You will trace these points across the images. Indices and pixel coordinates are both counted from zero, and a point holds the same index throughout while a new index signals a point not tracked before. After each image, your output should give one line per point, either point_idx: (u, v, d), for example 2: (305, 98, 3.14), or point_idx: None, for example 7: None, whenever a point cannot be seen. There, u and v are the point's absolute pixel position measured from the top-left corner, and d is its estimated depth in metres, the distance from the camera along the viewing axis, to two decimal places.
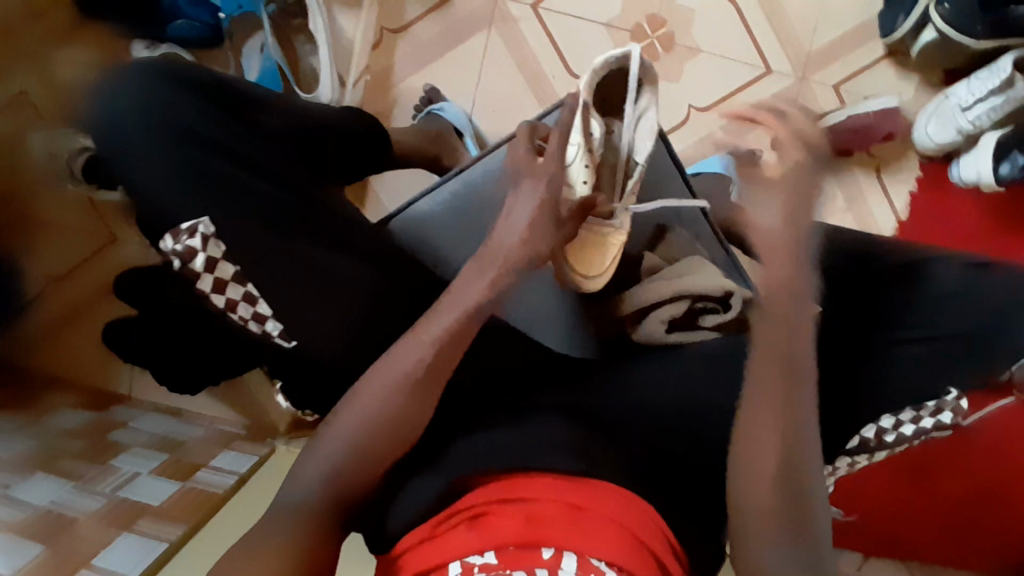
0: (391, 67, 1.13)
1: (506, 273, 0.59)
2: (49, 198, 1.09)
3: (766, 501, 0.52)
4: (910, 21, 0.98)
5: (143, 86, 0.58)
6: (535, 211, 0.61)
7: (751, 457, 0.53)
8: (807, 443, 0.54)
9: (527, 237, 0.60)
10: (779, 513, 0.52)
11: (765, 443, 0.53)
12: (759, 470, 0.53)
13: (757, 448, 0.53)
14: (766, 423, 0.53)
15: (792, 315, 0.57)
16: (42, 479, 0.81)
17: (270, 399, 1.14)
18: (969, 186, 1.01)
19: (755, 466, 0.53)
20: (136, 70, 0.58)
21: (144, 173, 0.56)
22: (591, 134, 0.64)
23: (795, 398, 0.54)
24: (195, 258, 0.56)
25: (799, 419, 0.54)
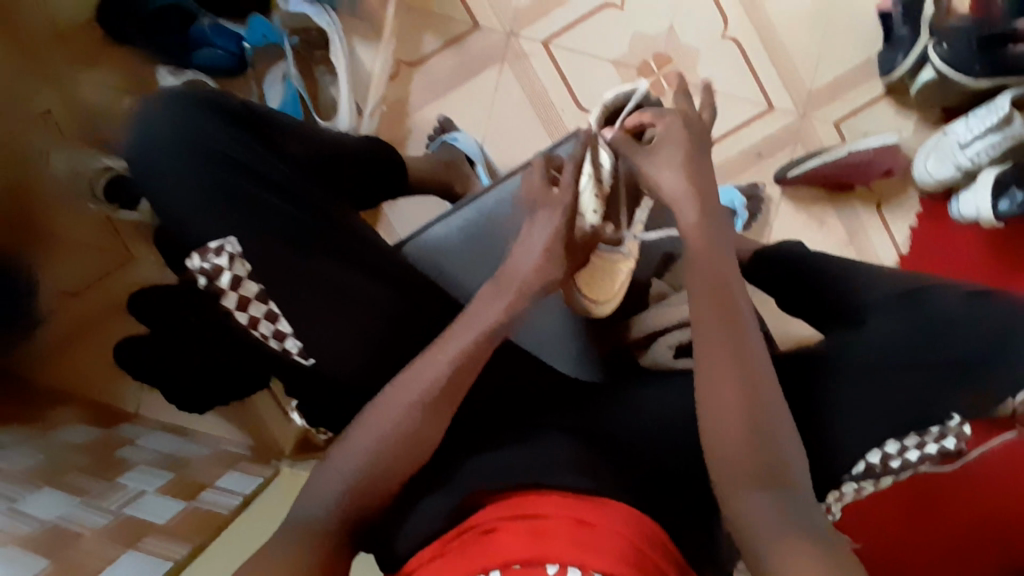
0: (407, 98, 1.17)
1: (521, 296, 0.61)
2: (69, 215, 1.12)
3: (746, 464, 0.49)
4: (909, 60, 1.03)
5: (177, 114, 0.61)
6: (547, 234, 0.63)
7: (716, 422, 0.51)
8: (772, 400, 0.52)
9: (540, 261, 0.62)
10: (755, 473, 0.49)
11: (726, 403, 0.51)
12: (727, 434, 0.50)
13: (717, 410, 0.51)
14: (718, 380, 0.52)
15: (725, 274, 0.57)
16: (46, 493, 0.81)
17: (278, 420, 1.15)
18: (969, 222, 1.03)
19: (721, 423, 0.51)
20: (171, 99, 0.62)
21: (177, 195, 0.59)
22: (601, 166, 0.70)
23: (745, 353, 0.53)
24: (221, 276, 0.59)
25: (755, 371, 0.52)
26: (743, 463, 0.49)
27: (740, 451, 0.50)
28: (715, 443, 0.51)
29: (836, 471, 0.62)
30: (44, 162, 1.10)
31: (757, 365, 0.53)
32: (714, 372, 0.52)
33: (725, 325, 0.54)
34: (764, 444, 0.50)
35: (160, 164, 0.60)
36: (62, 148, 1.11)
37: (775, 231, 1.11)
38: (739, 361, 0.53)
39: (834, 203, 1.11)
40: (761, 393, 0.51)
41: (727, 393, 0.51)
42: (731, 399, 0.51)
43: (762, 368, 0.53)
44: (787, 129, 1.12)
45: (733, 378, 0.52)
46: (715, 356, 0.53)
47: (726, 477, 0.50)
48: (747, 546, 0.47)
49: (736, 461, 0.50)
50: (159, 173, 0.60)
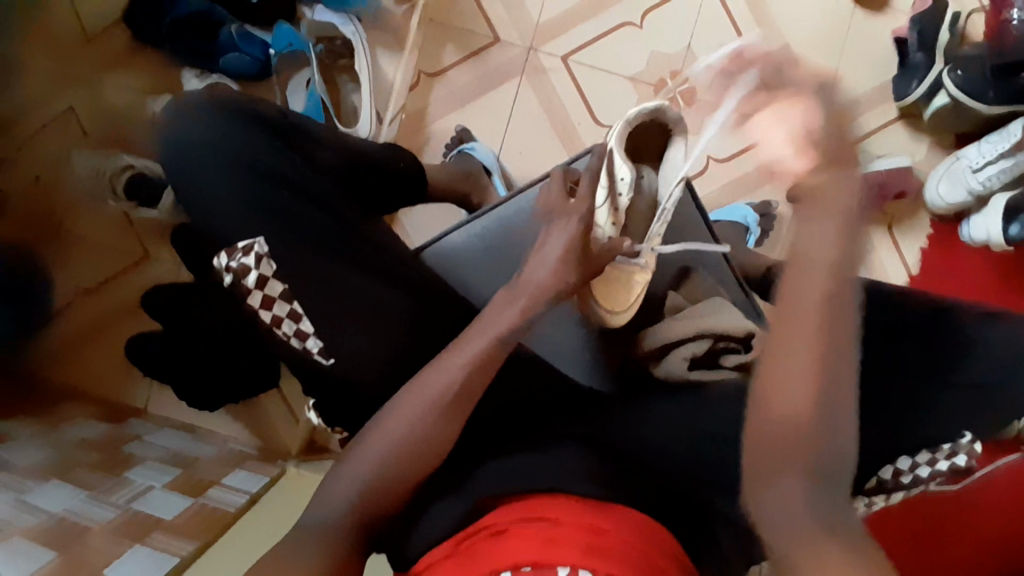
0: (426, 107, 1.19)
1: (536, 303, 0.61)
2: (90, 213, 1.14)
3: (795, 446, 0.50)
4: (923, 85, 1.05)
5: (213, 124, 0.64)
6: (563, 243, 0.64)
7: (781, 396, 0.51)
8: (839, 391, 0.52)
9: (559, 270, 0.62)
10: (807, 461, 0.50)
11: (795, 383, 0.51)
12: (789, 414, 0.51)
13: (788, 386, 0.51)
14: (797, 359, 0.52)
15: (831, 273, 0.55)
16: (56, 487, 0.81)
17: (286, 422, 1.15)
18: (978, 245, 1.04)
19: (790, 405, 0.51)
20: (207, 107, 0.65)
21: (215, 202, 0.63)
22: (619, 178, 0.69)
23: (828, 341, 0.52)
24: (248, 275, 0.61)
25: (833, 362, 0.52)
26: (789, 443, 0.50)
27: (791, 431, 0.51)
28: (773, 414, 0.51)
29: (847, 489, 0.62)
30: (65, 161, 1.13)
31: (831, 354, 0.52)
32: (794, 349, 0.52)
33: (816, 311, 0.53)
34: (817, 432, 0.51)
35: (200, 172, 0.63)
36: (88, 149, 1.13)
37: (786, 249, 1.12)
38: (819, 344, 0.52)
39: None
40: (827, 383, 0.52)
41: (799, 372, 0.51)
42: (802, 380, 0.51)
43: (838, 358, 0.52)
44: None
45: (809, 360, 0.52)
46: (799, 334, 0.52)
47: (771, 450, 0.51)
48: (770, 523, 0.49)
49: (787, 441, 0.51)
50: (201, 180, 0.63)
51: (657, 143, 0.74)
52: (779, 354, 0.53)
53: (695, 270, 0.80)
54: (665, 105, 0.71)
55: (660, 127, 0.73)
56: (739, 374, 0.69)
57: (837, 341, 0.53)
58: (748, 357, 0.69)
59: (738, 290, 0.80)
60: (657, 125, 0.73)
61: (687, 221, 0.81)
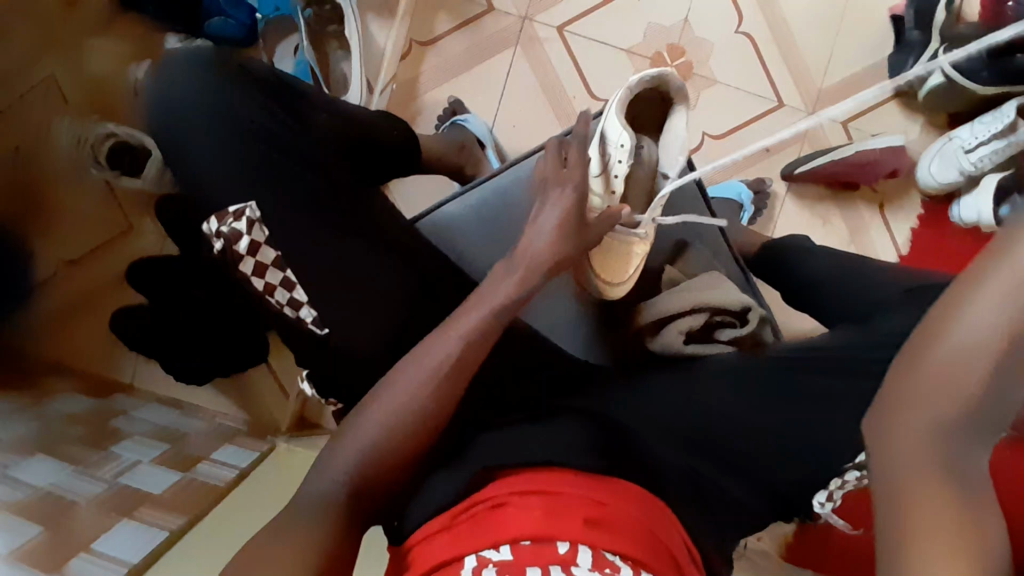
0: (418, 77, 1.17)
1: (531, 278, 0.60)
2: (71, 185, 1.09)
3: (941, 398, 0.38)
4: (918, 65, 1.04)
5: (201, 83, 0.61)
6: (558, 216, 0.63)
7: (955, 330, 0.38)
8: None
9: (558, 244, 0.61)
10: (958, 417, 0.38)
11: (986, 321, 0.37)
12: (954, 356, 0.38)
13: (973, 322, 0.37)
14: (1002, 290, 0.37)
15: None
16: (41, 461, 0.79)
17: (275, 397, 1.14)
18: (968, 226, 1.04)
19: (962, 346, 0.38)
20: (195, 66, 0.62)
21: (209, 166, 0.60)
22: (620, 145, 0.68)
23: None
24: (239, 241, 0.59)
25: None
26: (937, 393, 0.39)
27: (948, 377, 0.38)
28: (938, 351, 0.39)
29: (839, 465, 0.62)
30: (47, 130, 1.07)
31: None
32: (1001, 274, 0.37)
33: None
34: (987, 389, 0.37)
35: (190, 134, 0.60)
36: (68, 116, 1.08)
37: (779, 227, 1.12)
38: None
39: (838, 201, 1.11)
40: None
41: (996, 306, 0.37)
42: (1000, 315, 0.36)
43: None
44: (796, 127, 1.13)
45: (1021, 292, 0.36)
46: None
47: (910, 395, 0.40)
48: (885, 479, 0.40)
49: (937, 389, 0.39)
50: (189, 145, 0.60)
51: (656, 113, 0.74)
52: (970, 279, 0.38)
53: (691, 244, 0.80)
54: (668, 73, 0.70)
55: (660, 96, 0.72)
56: (734, 348, 0.71)
57: None
58: (745, 331, 0.72)
59: (733, 263, 0.81)
60: (658, 93, 0.72)
61: (686, 195, 0.80)
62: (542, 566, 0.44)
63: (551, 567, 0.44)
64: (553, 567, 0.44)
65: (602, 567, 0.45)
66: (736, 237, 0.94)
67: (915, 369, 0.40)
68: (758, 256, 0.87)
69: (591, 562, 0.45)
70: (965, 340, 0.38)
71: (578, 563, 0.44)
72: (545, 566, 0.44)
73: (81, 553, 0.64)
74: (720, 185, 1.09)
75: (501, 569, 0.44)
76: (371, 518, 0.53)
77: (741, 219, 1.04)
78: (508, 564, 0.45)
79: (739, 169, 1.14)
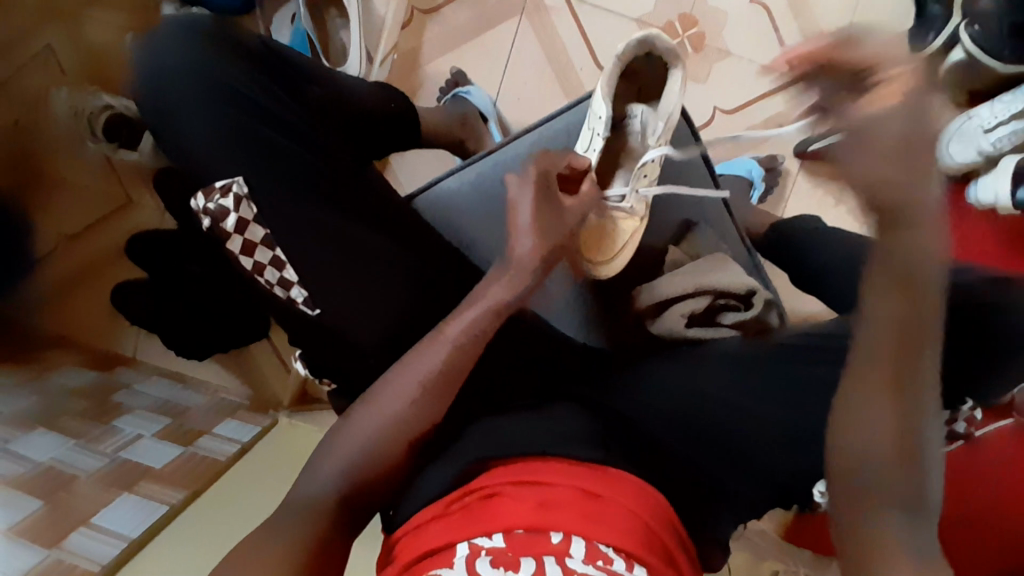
0: (419, 47, 1.14)
1: (521, 277, 0.59)
2: (70, 158, 1.08)
3: (874, 479, 0.46)
4: (940, 39, 0.98)
5: (190, 54, 0.59)
6: (530, 195, 0.61)
7: (856, 428, 0.48)
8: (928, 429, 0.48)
9: (547, 232, 0.60)
10: (893, 496, 0.45)
11: (877, 420, 0.48)
12: (871, 449, 0.47)
13: (867, 426, 0.48)
14: (880, 395, 0.49)
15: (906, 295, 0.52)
16: (43, 435, 0.80)
17: (277, 374, 1.13)
18: (985, 208, 1.00)
19: (869, 437, 0.47)
20: (183, 36, 0.59)
21: (198, 141, 0.58)
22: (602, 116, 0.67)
23: (918, 371, 0.49)
24: (227, 218, 0.58)
25: (911, 389, 0.49)
26: (876, 478, 0.46)
27: (879, 465, 0.46)
28: (848, 449, 0.48)
29: None
30: (44, 100, 1.06)
31: (924, 385, 0.49)
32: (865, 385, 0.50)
33: (907, 336, 0.50)
34: (911, 467, 0.46)
35: (183, 106, 0.58)
36: (66, 87, 1.05)
37: (790, 207, 1.10)
38: (914, 372, 0.49)
39: None
40: (921, 418, 0.48)
41: (885, 404, 0.48)
42: (885, 414, 0.48)
43: (932, 390, 0.49)
44: None
45: (901, 394, 0.48)
46: (894, 360, 0.50)
47: (851, 485, 0.47)
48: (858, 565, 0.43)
49: (875, 481, 0.46)
50: (180, 115, 0.58)
51: (655, 81, 0.71)
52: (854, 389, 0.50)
53: (697, 224, 0.78)
54: (654, 35, 0.66)
55: (656, 62, 0.69)
56: (739, 334, 0.68)
57: (918, 368, 0.49)
58: (748, 315, 0.69)
59: (739, 244, 0.79)
60: (653, 59, 0.69)
61: (693, 171, 0.78)
62: (535, 556, 0.44)
63: (543, 558, 0.44)
64: (547, 559, 0.44)
65: (596, 559, 0.44)
66: (744, 216, 0.92)
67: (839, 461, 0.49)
68: (767, 237, 0.85)
69: (584, 554, 0.44)
70: (872, 435, 0.47)
71: (571, 553, 0.44)
72: (538, 557, 0.44)
73: (80, 528, 0.65)
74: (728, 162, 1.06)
75: (494, 559, 0.44)
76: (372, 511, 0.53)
77: (751, 198, 1.01)
78: (500, 552, 0.45)
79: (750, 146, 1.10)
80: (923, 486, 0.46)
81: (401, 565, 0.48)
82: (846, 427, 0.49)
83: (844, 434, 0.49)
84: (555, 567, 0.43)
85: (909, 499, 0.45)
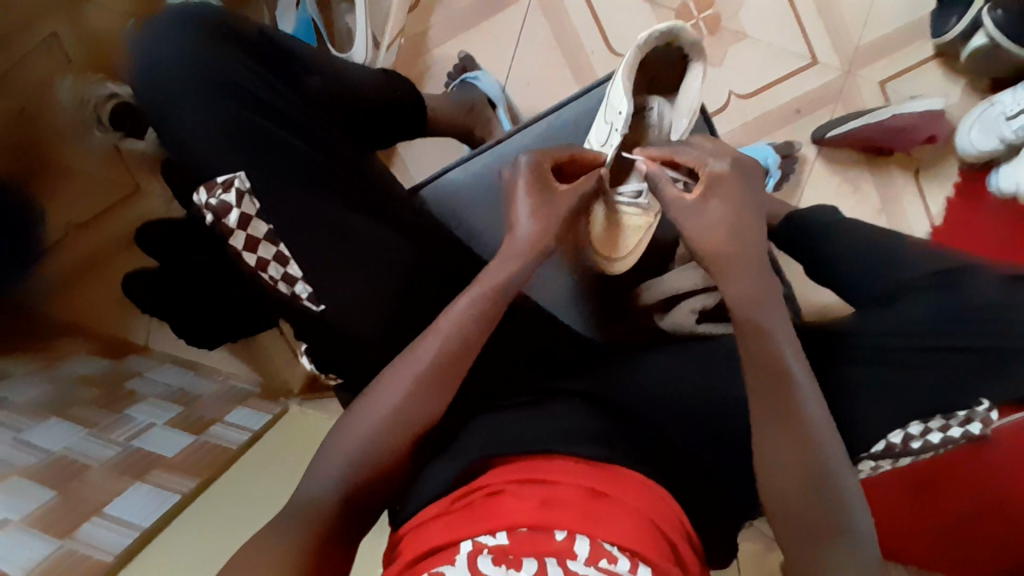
0: (426, 32, 1.12)
1: (517, 268, 0.59)
2: (77, 145, 1.09)
3: (804, 513, 0.49)
4: (961, 24, 0.95)
5: (182, 43, 0.56)
6: (523, 184, 0.60)
7: (771, 471, 0.50)
8: (832, 458, 0.50)
9: (542, 221, 0.59)
10: (814, 523, 0.49)
11: (783, 462, 0.50)
12: (785, 487, 0.50)
13: (777, 468, 0.50)
14: (777, 439, 0.51)
15: (766, 304, 0.55)
16: (56, 424, 0.80)
17: (288, 363, 1.13)
18: (1006, 197, 0.97)
19: (781, 478, 0.50)
20: (177, 22, 0.57)
21: (194, 131, 0.56)
22: (621, 113, 0.64)
23: (795, 407, 0.51)
24: (229, 215, 0.56)
25: (805, 423, 0.51)
26: (804, 510, 0.49)
27: (794, 502, 0.49)
28: (768, 491, 0.51)
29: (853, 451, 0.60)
30: (49, 89, 1.05)
31: (816, 417, 0.51)
32: (769, 431, 0.51)
33: (770, 372, 0.52)
34: (819, 498, 0.49)
35: (182, 98, 0.56)
36: (71, 74, 1.04)
37: (806, 194, 1.07)
38: (790, 410, 0.51)
39: (870, 167, 1.05)
40: (819, 445, 0.50)
41: (789, 441, 0.50)
42: (791, 460, 0.50)
43: (821, 419, 0.51)
44: (828, 87, 1.06)
45: (792, 430, 0.50)
46: (768, 404, 0.51)
47: (780, 524, 0.50)
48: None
49: (803, 513, 0.49)
50: (175, 105, 0.56)
51: (674, 73, 0.68)
52: (759, 433, 0.52)
53: None
54: (678, 27, 0.63)
55: (677, 54, 0.66)
56: None
57: (797, 399, 0.51)
58: None
59: None
60: (674, 50, 0.66)
61: None
62: (537, 554, 0.43)
63: (545, 559, 0.42)
64: (548, 560, 0.42)
65: (599, 557, 0.43)
66: None
67: (769, 498, 0.51)
68: None
69: (588, 554, 0.43)
70: (784, 476, 0.50)
71: (574, 551, 0.43)
72: (540, 557, 0.42)
73: (92, 518, 0.66)
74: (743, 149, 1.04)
75: (496, 557, 0.43)
76: (376, 510, 0.53)
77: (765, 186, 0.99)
78: (502, 551, 0.43)
79: (766, 132, 1.07)
80: (844, 514, 0.49)
81: (404, 562, 0.47)
82: (766, 470, 0.51)
83: (763, 476, 0.51)
84: (556, 568, 0.42)
85: (814, 527, 0.49)
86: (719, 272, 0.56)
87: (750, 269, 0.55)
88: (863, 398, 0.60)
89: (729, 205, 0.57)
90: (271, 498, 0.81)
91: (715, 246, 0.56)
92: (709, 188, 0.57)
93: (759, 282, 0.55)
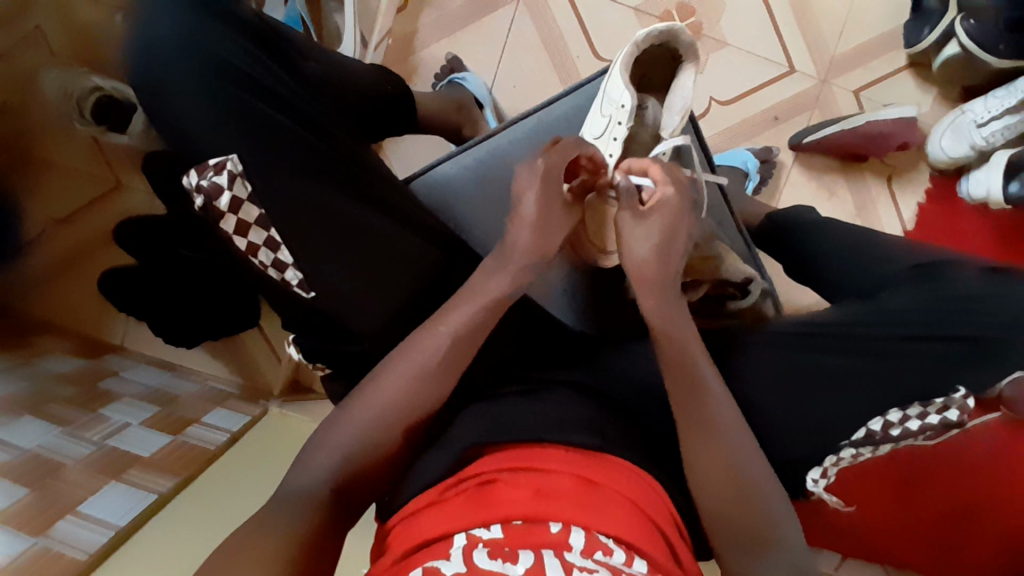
0: (414, 33, 1.13)
1: (521, 268, 0.59)
2: (60, 137, 1.06)
3: (748, 521, 0.51)
4: (935, 33, 0.99)
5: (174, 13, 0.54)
6: (532, 196, 0.59)
7: (716, 483, 0.52)
8: (757, 475, 0.53)
9: (537, 227, 0.59)
10: (752, 536, 0.51)
11: (714, 474, 0.52)
12: (728, 495, 0.52)
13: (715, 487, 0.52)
14: (704, 453, 0.53)
15: (679, 325, 0.57)
16: (29, 422, 0.78)
17: (266, 358, 1.12)
18: (977, 204, 1.00)
19: (731, 478, 0.52)
20: None
21: (186, 110, 0.54)
22: (624, 104, 0.65)
23: (715, 418, 0.54)
24: (220, 197, 0.55)
25: (730, 445, 0.53)
26: (742, 520, 0.51)
27: (735, 506, 0.52)
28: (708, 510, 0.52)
29: (838, 441, 0.61)
30: (31, 79, 1.00)
31: (730, 428, 0.54)
32: (703, 450, 0.53)
33: (678, 390, 0.55)
34: (750, 500, 0.52)
35: (177, 80, 0.54)
36: (55, 66, 0.99)
37: (785, 198, 1.09)
38: (707, 421, 0.54)
39: (846, 173, 1.08)
40: (740, 459, 0.53)
41: (711, 452, 0.53)
42: (722, 476, 0.52)
43: (738, 428, 0.54)
44: (806, 94, 1.09)
45: (712, 438, 0.53)
46: (688, 416, 0.54)
47: (716, 537, 0.52)
48: None
49: (733, 520, 0.51)
50: (165, 85, 0.54)
51: (665, 71, 0.70)
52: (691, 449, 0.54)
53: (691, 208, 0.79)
54: (678, 28, 0.66)
55: (672, 55, 0.69)
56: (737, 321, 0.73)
57: (716, 414, 0.54)
58: (745, 304, 0.73)
59: (736, 234, 0.79)
60: (668, 50, 0.69)
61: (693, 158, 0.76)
62: (535, 545, 0.42)
63: (543, 551, 0.42)
64: (546, 552, 0.42)
65: (595, 550, 0.42)
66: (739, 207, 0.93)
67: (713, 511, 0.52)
68: (762, 226, 0.86)
69: (583, 546, 0.42)
70: (722, 482, 0.52)
71: (570, 543, 0.43)
72: (535, 550, 0.42)
73: (67, 516, 0.64)
74: (725, 153, 1.06)
75: (491, 551, 0.42)
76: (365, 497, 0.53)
77: (746, 189, 1.01)
78: (498, 544, 0.43)
79: (746, 137, 1.10)
80: (773, 527, 0.52)
81: (393, 555, 0.46)
82: (702, 482, 0.53)
83: (699, 489, 0.53)
84: (553, 560, 0.41)
85: (749, 537, 0.51)
86: (639, 288, 0.58)
87: (670, 290, 0.58)
88: (847, 390, 0.62)
89: (663, 231, 0.58)
90: (249, 501, 0.78)
91: (640, 268, 0.58)
92: (653, 208, 0.59)
93: (672, 302, 0.58)
